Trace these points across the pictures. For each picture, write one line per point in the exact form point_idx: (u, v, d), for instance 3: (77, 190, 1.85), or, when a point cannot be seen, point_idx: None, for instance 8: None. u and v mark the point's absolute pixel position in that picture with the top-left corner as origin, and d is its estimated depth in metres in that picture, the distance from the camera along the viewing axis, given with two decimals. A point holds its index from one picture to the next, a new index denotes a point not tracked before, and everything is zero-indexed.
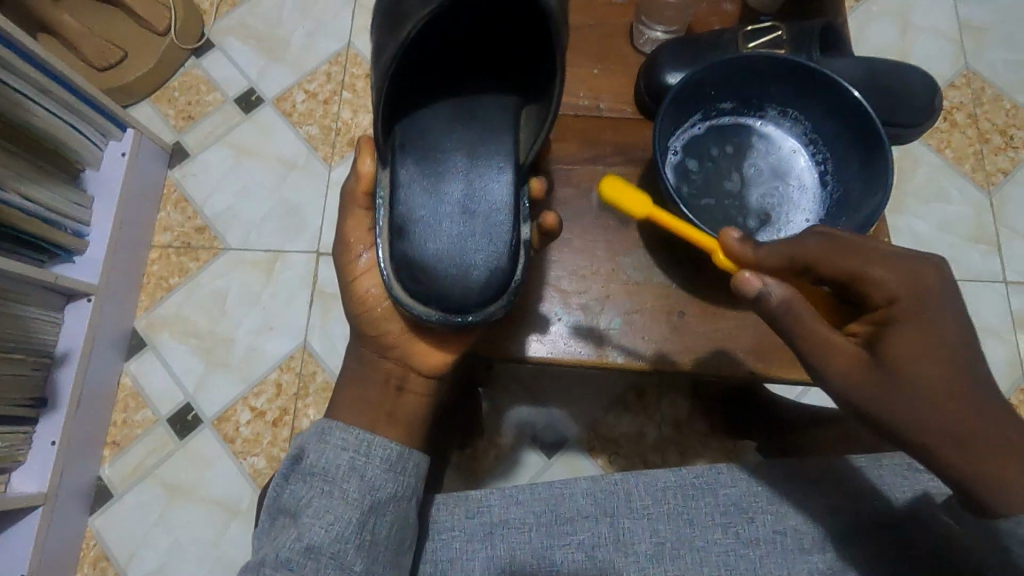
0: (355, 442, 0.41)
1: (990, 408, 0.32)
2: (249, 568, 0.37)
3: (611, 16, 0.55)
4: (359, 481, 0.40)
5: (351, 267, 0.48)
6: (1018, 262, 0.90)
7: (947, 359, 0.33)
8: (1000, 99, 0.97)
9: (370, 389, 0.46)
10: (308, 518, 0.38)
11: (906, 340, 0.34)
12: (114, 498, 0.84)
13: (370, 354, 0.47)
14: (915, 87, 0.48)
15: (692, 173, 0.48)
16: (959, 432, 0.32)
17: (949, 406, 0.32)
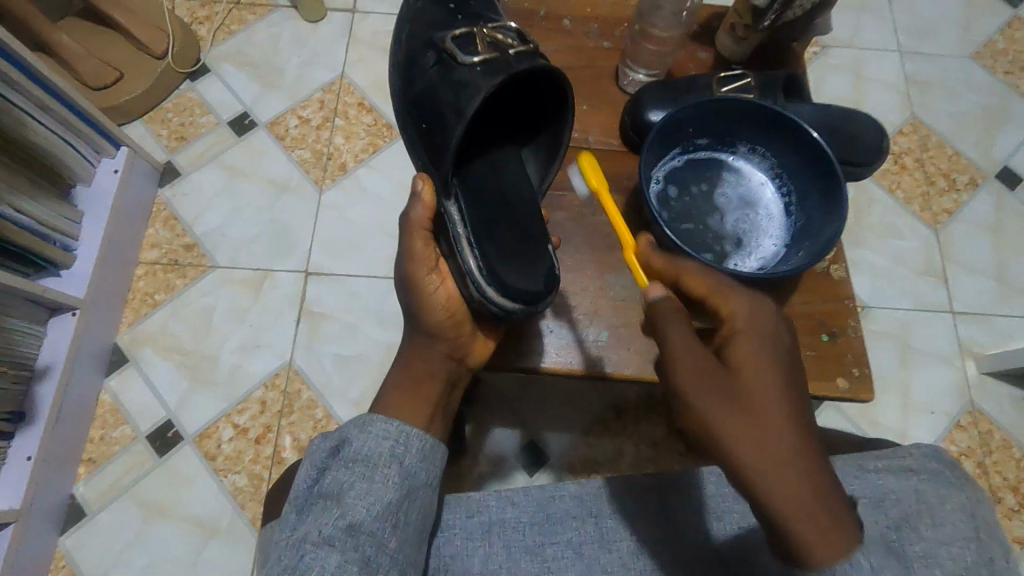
0: (397, 432, 0.43)
1: (805, 433, 0.35)
2: (286, 547, 0.39)
3: (598, 59, 0.60)
4: (398, 468, 0.42)
5: (415, 281, 0.49)
6: (963, 294, 0.98)
7: (779, 377, 0.37)
8: (943, 146, 1.07)
9: (431, 383, 0.48)
10: (349, 500, 0.40)
11: (749, 344, 0.38)
12: (88, 516, 0.82)
13: (434, 348, 0.49)
14: (867, 132, 0.54)
15: (673, 200, 0.52)
16: (777, 441, 0.34)
17: (770, 409, 0.35)
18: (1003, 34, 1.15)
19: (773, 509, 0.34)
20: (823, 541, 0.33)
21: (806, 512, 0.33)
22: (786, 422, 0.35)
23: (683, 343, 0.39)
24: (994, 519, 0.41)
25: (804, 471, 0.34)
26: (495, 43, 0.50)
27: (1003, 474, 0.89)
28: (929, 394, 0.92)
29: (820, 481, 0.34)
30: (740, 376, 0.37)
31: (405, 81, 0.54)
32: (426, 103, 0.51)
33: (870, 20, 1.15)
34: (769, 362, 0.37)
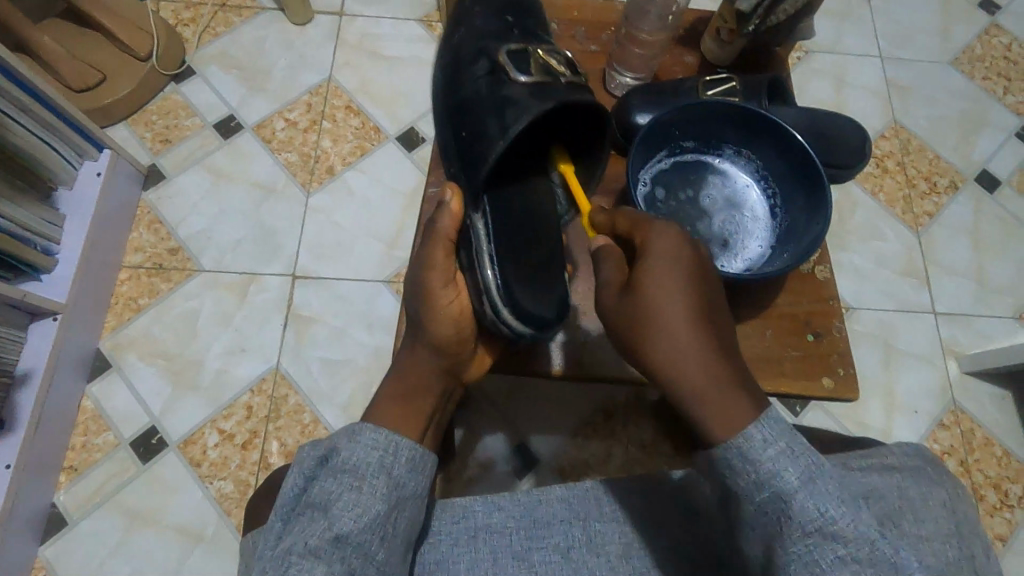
0: (386, 442, 0.43)
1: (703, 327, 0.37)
2: (271, 558, 0.38)
3: (585, 63, 0.61)
4: (386, 478, 0.42)
5: (429, 289, 0.49)
6: (944, 295, 0.99)
7: (683, 278, 0.39)
8: (923, 150, 1.09)
9: (429, 393, 0.48)
10: (336, 511, 0.39)
11: (658, 253, 0.41)
12: (69, 525, 0.81)
13: (437, 362, 0.49)
14: (850, 134, 0.55)
15: (660, 202, 0.53)
16: (678, 341, 0.37)
17: (671, 319, 0.37)
18: (981, 41, 1.18)
19: (684, 403, 0.36)
20: (720, 419, 0.35)
21: (716, 400, 0.35)
22: (687, 322, 0.37)
23: (609, 277, 0.43)
24: (976, 515, 0.42)
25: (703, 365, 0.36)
26: (546, 69, 0.50)
27: (984, 471, 0.90)
28: (912, 394, 0.93)
29: (719, 369, 0.36)
30: (641, 289, 0.39)
31: (454, 82, 0.54)
32: (469, 110, 0.51)
33: (852, 27, 1.17)
34: (672, 280, 0.38)
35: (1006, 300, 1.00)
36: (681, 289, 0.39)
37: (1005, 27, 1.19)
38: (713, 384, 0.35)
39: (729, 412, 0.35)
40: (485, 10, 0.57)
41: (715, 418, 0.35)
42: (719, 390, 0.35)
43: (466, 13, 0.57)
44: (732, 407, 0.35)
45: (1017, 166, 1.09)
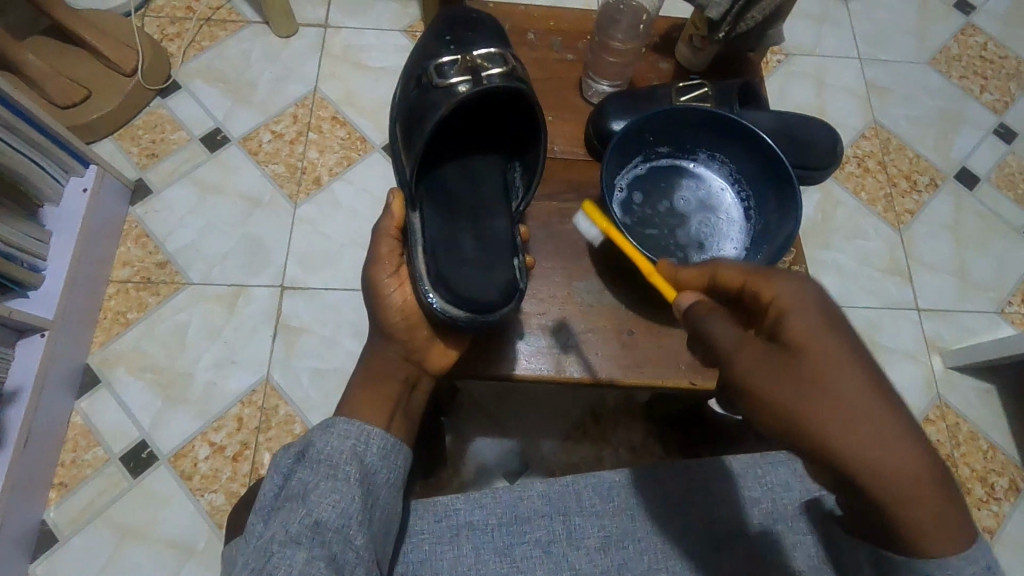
0: (358, 432, 0.44)
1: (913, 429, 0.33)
2: (253, 553, 0.37)
3: (562, 71, 0.62)
4: (360, 466, 0.43)
5: (377, 286, 0.50)
6: (927, 291, 1.01)
7: (863, 368, 0.33)
8: (903, 148, 1.10)
9: (389, 386, 0.49)
10: (314, 498, 0.40)
11: (804, 331, 0.34)
12: (59, 542, 0.81)
13: (392, 352, 0.51)
14: (820, 137, 0.56)
15: (636, 207, 0.54)
16: (892, 459, 0.32)
17: (896, 436, 0.32)
18: (957, 41, 1.20)
19: (898, 512, 0.34)
20: (937, 528, 0.34)
21: (931, 498, 0.33)
22: (904, 429, 0.32)
23: (735, 336, 0.36)
24: None
25: (925, 468, 0.33)
26: (472, 67, 0.50)
27: (971, 465, 0.91)
28: (898, 389, 0.95)
29: (928, 467, 0.33)
30: (819, 387, 0.33)
31: (401, 94, 0.55)
32: (405, 120, 0.52)
33: (830, 29, 1.19)
34: (845, 354, 0.33)
35: (988, 294, 1.01)
36: (855, 363, 0.33)
37: (981, 26, 1.21)
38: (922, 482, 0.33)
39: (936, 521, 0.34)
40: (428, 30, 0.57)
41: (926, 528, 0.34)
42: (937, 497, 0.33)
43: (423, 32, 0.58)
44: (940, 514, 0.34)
45: (996, 162, 1.10)
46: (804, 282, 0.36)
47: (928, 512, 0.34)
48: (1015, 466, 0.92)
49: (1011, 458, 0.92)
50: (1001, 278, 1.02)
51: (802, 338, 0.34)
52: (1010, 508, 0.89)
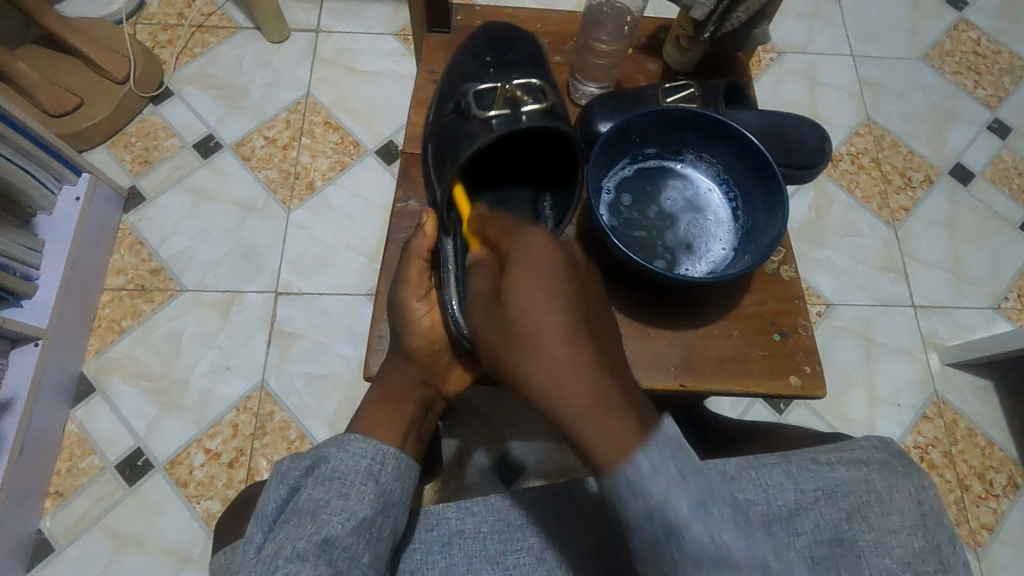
0: (375, 451, 0.44)
1: (581, 339, 0.33)
2: (256, 566, 0.38)
3: (550, 74, 0.62)
4: (375, 486, 0.43)
5: (405, 307, 0.50)
6: (923, 288, 1.00)
7: (548, 291, 0.35)
8: (897, 145, 1.10)
9: (406, 406, 0.50)
10: (325, 516, 0.40)
11: (520, 269, 0.37)
12: (56, 551, 0.81)
13: (413, 370, 0.51)
14: (808, 137, 0.56)
15: (624, 209, 0.54)
16: (549, 355, 0.33)
17: (549, 335, 0.33)
18: (950, 36, 1.20)
19: (570, 428, 0.32)
20: (604, 438, 0.31)
21: (595, 415, 0.31)
22: (562, 330, 0.33)
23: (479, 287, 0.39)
24: (941, 506, 0.43)
25: (586, 377, 0.32)
26: (510, 99, 0.52)
27: (969, 462, 0.91)
28: (894, 387, 0.94)
29: (595, 378, 0.32)
30: (511, 304, 0.35)
31: (439, 117, 0.56)
32: (442, 145, 0.54)
33: (822, 27, 1.18)
34: (549, 282, 0.35)
35: (984, 290, 1.01)
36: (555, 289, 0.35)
37: (974, 22, 1.21)
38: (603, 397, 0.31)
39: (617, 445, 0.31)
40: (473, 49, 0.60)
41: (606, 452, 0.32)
42: (615, 416, 0.31)
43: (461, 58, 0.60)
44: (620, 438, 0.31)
45: (990, 158, 1.10)
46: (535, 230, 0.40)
47: (615, 435, 0.31)
48: (1013, 463, 0.91)
49: (1009, 455, 0.92)
50: (997, 274, 1.02)
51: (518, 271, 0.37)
52: (1009, 505, 0.89)
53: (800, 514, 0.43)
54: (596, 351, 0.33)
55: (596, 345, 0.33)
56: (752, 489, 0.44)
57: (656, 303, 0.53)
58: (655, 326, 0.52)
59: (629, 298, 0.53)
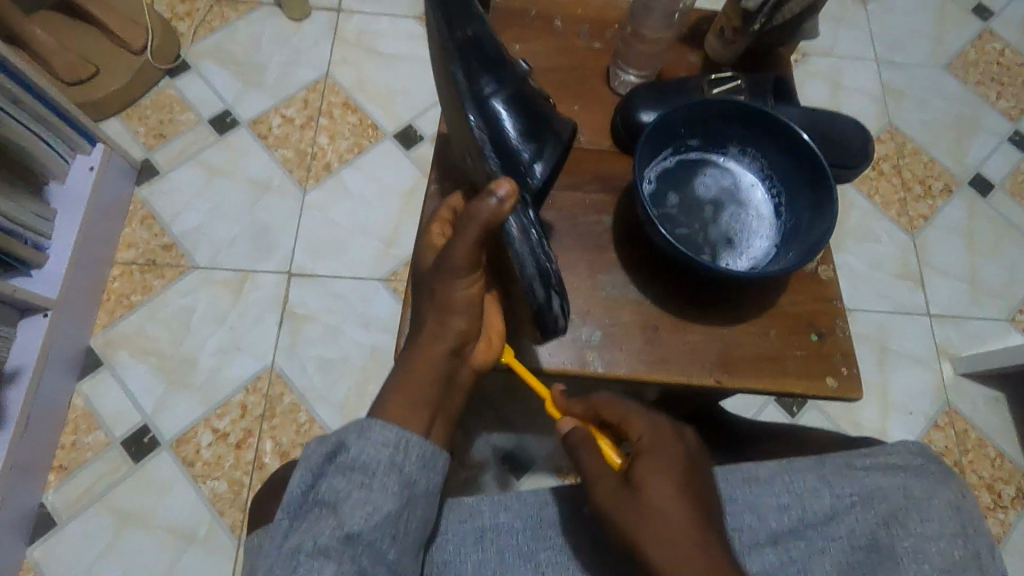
0: (396, 439, 0.41)
1: (702, 525, 0.38)
2: (280, 557, 0.38)
3: (588, 60, 0.61)
4: (397, 477, 0.41)
5: (446, 270, 0.44)
6: (939, 297, 1.00)
7: (677, 486, 0.40)
8: (918, 153, 1.10)
9: (427, 377, 0.45)
10: (347, 509, 0.39)
11: (648, 470, 0.40)
12: (58, 525, 0.80)
13: (450, 333, 0.45)
14: (853, 134, 0.55)
15: (665, 200, 0.53)
16: (677, 538, 0.38)
17: (674, 524, 0.38)
18: (974, 46, 1.19)
19: None
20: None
21: None
22: (683, 512, 0.38)
23: (598, 468, 0.43)
24: (980, 512, 0.43)
25: (712, 569, 0.36)
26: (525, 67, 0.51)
27: (978, 473, 0.91)
28: (908, 395, 0.94)
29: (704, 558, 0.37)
30: (641, 489, 0.40)
31: (449, 30, 0.45)
32: (488, 81, 0.47)
33: (848, 30, 1.18)
34: (676, 471, 0.40)
35: (999, 302, 1.01)
36: (679, 475, 0.40)
37: (998, 32, 1.21)
38: (717, 566, 0.36)
39: None
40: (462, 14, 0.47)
41: None
42: None
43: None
44: None
45: (1010, 169, 1.10)
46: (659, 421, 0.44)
47: None
48: (1022, 475, 0.91)
49: (1018, 467, 0.92)
50: (1012, 287, 1.02)
51: (648, 456, 0.42)
52: (1016, 517, 0.89)
53: (835, 520, 0.43)
54: (711, 531, 0.38)
55: (717, 536, 0.38)
56: (785, 494, 0.45)
57: (695, 299, 0.52)
58: (693, 322, 0.52)
59: (666, 291, 0.52)
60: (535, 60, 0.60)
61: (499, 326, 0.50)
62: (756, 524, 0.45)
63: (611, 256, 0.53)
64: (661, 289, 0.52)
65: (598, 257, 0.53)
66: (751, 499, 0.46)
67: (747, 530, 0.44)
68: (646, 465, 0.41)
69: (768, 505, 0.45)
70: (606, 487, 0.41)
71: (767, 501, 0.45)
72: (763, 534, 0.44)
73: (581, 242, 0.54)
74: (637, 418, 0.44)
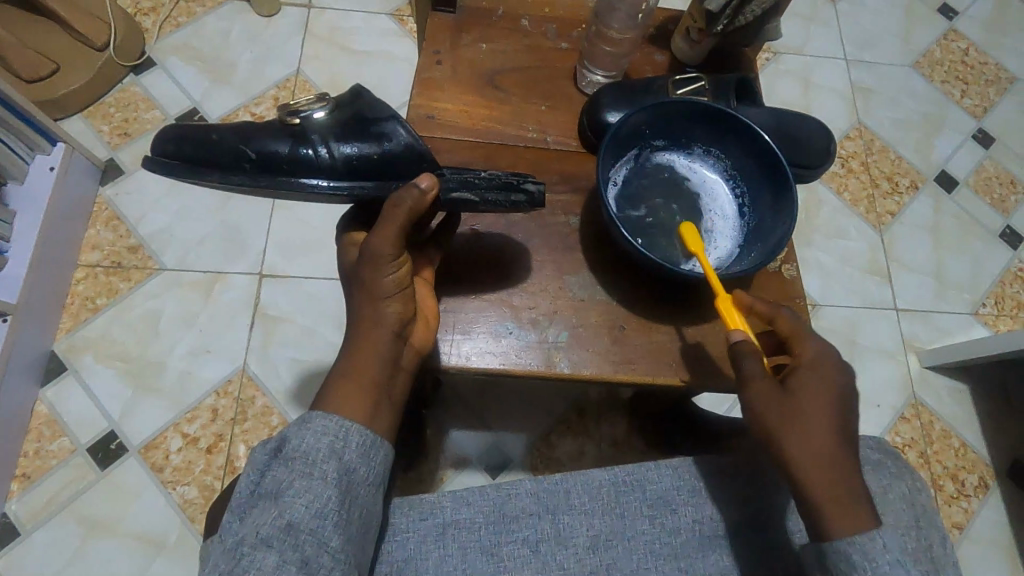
0: (336, 428, 0.40)
1: (842, 446, 0.40)
2: (224, 551, 0.37)
3: (557, 59, 0.61)
4: (337, 464, 0.39)
5: (376, 260, 0.43)
6: (907, 292, 1.02)
7: (832, 411, 0.41)
8: (886, 150, 1.12)
9: (372, 363, 0.43)
10: (288, 498, 0.38)
11: (810, 386, 0.42)
12: (21, 535, 0.78)
13: (386, 316, 0.43)
14: (815, 134, 0.56)
15: (632, 200, 0.53)
16: (814, 454, 0.40)
17: (820, 436, 0.40)
18: (940, 45, 1.21)
19: (805, 493, 0.40)
20: (840, 519, 0.39)
21: (834, 494, 0.39)
22: (830, 432, 0.40)
23: (756, 371, 0.43)
24: (933, 506, 0.46)
25: (839, 475, 0.39)
26: (293, 109, 0.47)
27: (943, 463, 0.93)
28: (876, 388, 0.96)
29: (840, 478, 0.39)
30: (799, 396, 0.42)
31: (255, 179, 0.45)
32: (309, 155, 0.45)
33: (818, 29, 1.19)
34: (834, 402, 0.41)
35: (964, 296, 1.03)
36: (838, 408, 0.41)
37: (963, 32, 1.23)
38: (842, 476, 0.40)
39: (845, 521, 0.39)
40: (220, 153, 0.45)
41: (833, 521, 0.39)
42: (846, 502, 0.39)
43: (160, 166, 0.45)
44: (848, 519, 0.39)
45: (974, 167, 1.12)
46: (830, 349, 0.44)
47: (851, 509, 0.39)
48: (984, 465, 0.94)
49: (982, 457, 0.94)
50: (976, 281, 1.04)
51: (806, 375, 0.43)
52: (979, 505, 0.91)
53: None
54: (847, 450, 0.40)
55: (850, 453, 0.40)
56: (747, 486, 0.47)
57: (661, 298, 0.53)
58: (659, 323, 0.52)
59: (633, 292, 0.53)
60: (503, 59, 0.60)
61: (431, 306, 0.49)
62: (716, 515, 0.47)
63: (578, 257, 0.54)
64: (628, 290, 0.53)
65: (566, 258, 0.54)
66: (712, 491, 0.48)
67: (707, 521, 0.47)
68: (807, 381, 0.42)
69: (728, 496, 0.47)
70: (763, 388, 0.43)
71: (727, 494, 0.47)
72: (723, 526, 0.47)
73: (548, 243, 0.54)
74: (813, 345, 0.44)
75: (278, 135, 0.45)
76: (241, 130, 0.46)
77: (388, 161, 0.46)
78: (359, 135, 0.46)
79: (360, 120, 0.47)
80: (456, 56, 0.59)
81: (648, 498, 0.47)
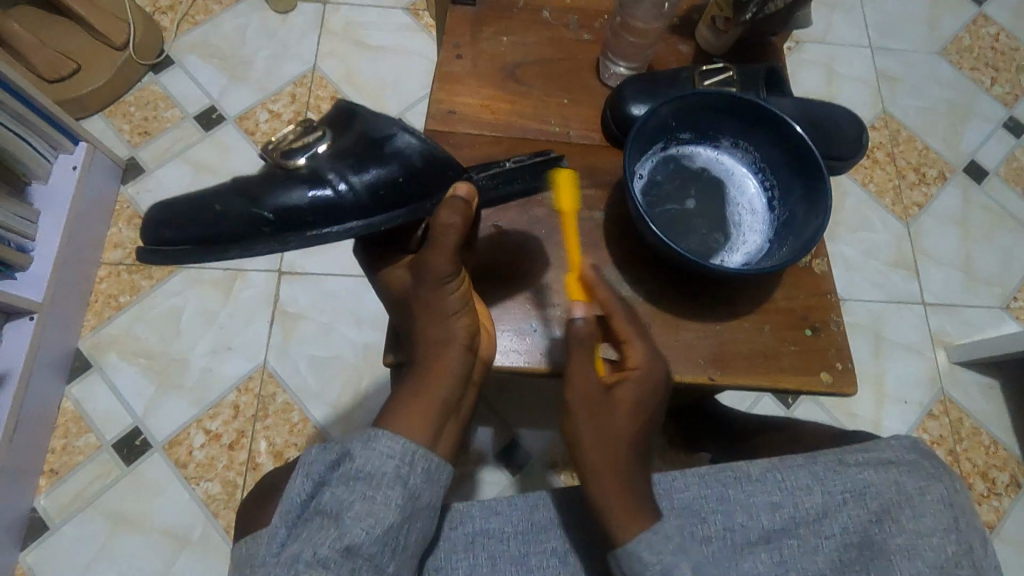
0: (403, 453, 0.39)
1: (638, 451, 0.43)
2: (276, 567, 0.36)
3: (579, 52, 0.59)
4: (403, 491, 0.39)
5: (435, 280, 0.44)
6: (935, 285, 1.00)
7: (638, 420, 0.43)
8: (913, 141, 1.09)
9: (446, 381, 0.43)
10: (348, 520, 0.37)
11: (625, 394, 0.43)
12: (51, 530, 0.79)
13: (456, 334, 0.44)
14: (846, 125, 0.54)
15: (658, 194, 0.52)
16: (609, 453, 0.42)
17: (615, 439, 0.42)
18: (969, 31, 1.18)
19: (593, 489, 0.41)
20: (622, 521, 0.40)
21: (622, 498, 0.41)
22: (626, 437, 0.42)
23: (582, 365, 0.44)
24: (972, 507, 0.44)
25: (625, 478, 0.41)
26: (290, 150, 0.46)
27: (973, 461, 0.91)
28: (902, 384, 0.94)
29: (632, 482, 0.41)
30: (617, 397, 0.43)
31: (280, 239, 0.45)
32: (329, 197, 0.45)
33: (841, 17, 1.16)
34: (631, 418, 0.43)
35: (993, 289, 1.01)
36: (639, 422, 0.43)
37: (993, 17, 1.19)
38: (630, 484, 0.41)
39: (630, 521, 0.40)
40: (230, 224, 0.44)
41: (617, 523, 0.40)
42: (634, 509, 0.41)
43: (180, 256, 0.45)
44: (632, 521, 0.40)
45: (1005, 156, 1.09)
46: (659, 361, 0.45)
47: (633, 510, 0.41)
48: (1015, 462, 0.91)
49: (1012, 454, 0.92)
50: (1006, 274, 1.02)
51: (630, 381, 0.44)
52: (1010, 504, 0.89)
53: (827, 518, 0.44)
54: (641, 458, 0.43)
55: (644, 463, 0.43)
56: (776, 492, 0.46)
57: (688, 295, 0.52)
58: (686, 320, 0.51)
59: (659, 289, 0.52)
60: (524, 51, 0.59)
61: (486, 311, 0.50)
62: (748, 523, 0.45)
63: (601, 253, 0.53)
64: (653, 287, 0.52)
65: (589, 254, 0.53)
66: (741, 498, 0.46)
67: (738, 529, 0.45)
68: (627, 391, 0.44)
69: (759, 503, 0.46)
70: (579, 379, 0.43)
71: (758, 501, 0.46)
72: (756, 533, 0.45)
73: (573, 240, 0.53)
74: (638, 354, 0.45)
75: (285, 187, 0.44)
76: (240, 193, 0.45)
77: (410, 182, 0.46)
78: (371, 163, 0.45)
79: (366, 148, 0.46)
80: (476, 49, 0.58)
81: (674, 507, 0.47)
